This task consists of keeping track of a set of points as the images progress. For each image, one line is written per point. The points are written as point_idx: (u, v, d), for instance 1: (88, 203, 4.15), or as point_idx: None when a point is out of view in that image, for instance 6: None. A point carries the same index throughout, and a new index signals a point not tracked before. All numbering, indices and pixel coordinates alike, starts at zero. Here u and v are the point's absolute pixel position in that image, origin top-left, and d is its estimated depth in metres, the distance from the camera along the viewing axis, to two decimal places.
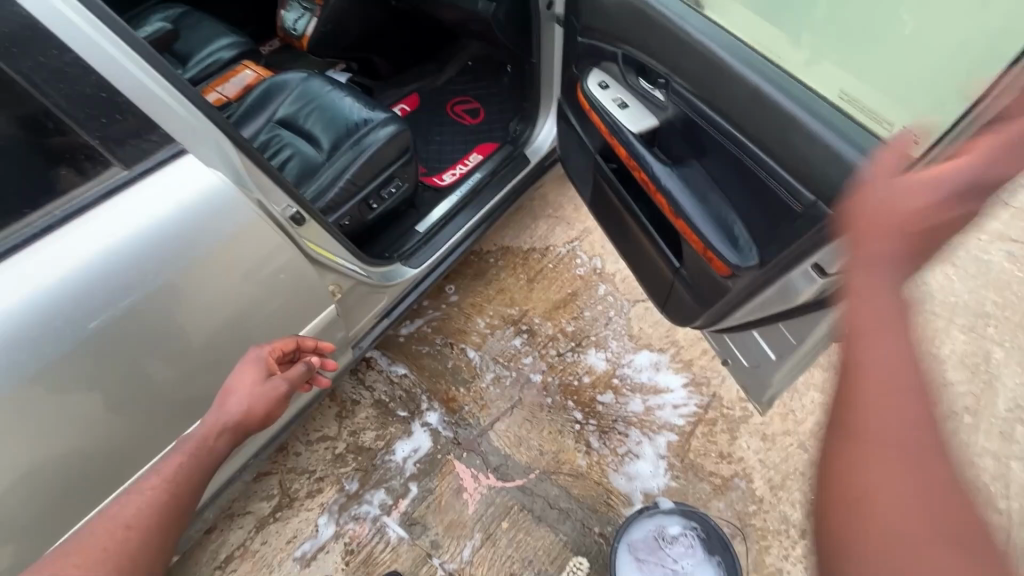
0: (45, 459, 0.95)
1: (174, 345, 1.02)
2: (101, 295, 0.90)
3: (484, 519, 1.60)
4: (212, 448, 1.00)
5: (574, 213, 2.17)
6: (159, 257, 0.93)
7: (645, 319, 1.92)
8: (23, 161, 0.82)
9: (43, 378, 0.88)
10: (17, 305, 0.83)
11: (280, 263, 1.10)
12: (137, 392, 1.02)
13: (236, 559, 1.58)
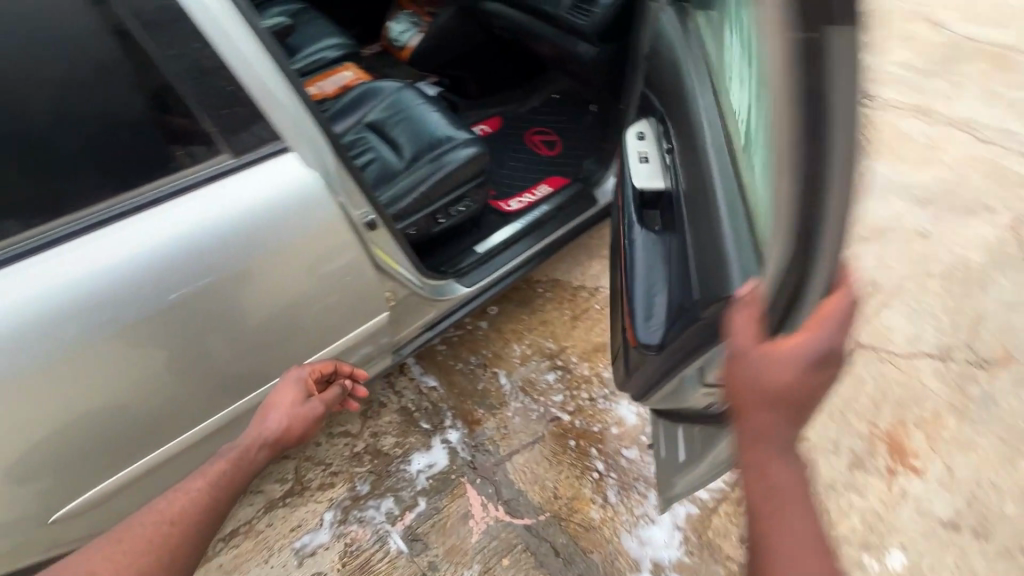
0: (99, 414, 0.99)
1: (236, 326, 1.06)
2: (184, 272, 0.94)
3: (485, 552, 1.57)
4: (252, 460, 1.08)
5: None
6: (242, 244, 0.98)
7: None
8: (144, 135, 0.90)
9: (116, 340, 0.93)
10: (112, 268, 0.89)
11: (347, 262, 1.14)
12: (192, 365, 1.06)
13: (240, 534, 1.61)
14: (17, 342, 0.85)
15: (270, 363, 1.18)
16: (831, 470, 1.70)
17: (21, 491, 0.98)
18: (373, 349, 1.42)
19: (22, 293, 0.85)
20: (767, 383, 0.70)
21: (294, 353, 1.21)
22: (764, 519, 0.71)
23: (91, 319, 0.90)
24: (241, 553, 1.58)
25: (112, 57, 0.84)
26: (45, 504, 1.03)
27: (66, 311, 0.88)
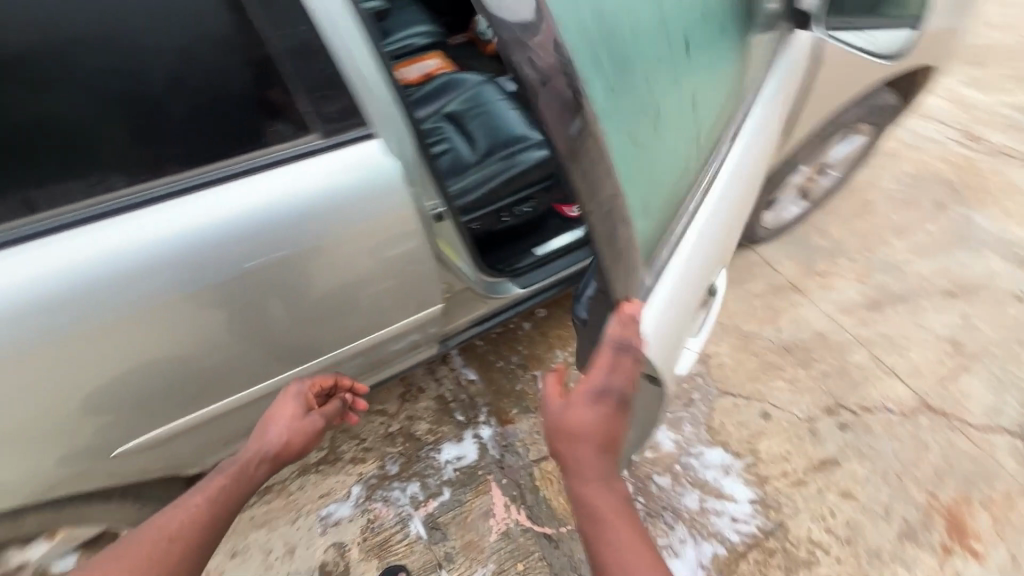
0: (163, 363, 1.05)
1: (296, 298, 1.10)
2: (257, 241, 0.98)
3: (501, 553, 1.56)
4: (252, 475, 1.06)
5: None
6: (316, 221, 1.01)
7: (729, 417, 1.83)
8: (242, 108, 0.93)
9: (188, 297, 0.99)
10: (197, 230, 0.94)
11: (408, 250, 1.15)
12: (252, 329, 1.10)
13: (272, 492, 1.67)
14: (103, 287, 0.91)
15: (324, 338, 1.22)
16: (877, 536, 1.60)
17: (85, 427, 1.04)
18: (420, 335, 1.44)
19: (114, 243, 0.91)
20: (572, 422, 0.85)
21: (346, 330, 1.24)
22: (597, 558, 0.81)
23: (169, 275, 0.95)
24: (271, 510, 1.64)
25: (226, 33, 0.88)
26: (105, 441, 1.09)
27: (149, 264, 0.93)
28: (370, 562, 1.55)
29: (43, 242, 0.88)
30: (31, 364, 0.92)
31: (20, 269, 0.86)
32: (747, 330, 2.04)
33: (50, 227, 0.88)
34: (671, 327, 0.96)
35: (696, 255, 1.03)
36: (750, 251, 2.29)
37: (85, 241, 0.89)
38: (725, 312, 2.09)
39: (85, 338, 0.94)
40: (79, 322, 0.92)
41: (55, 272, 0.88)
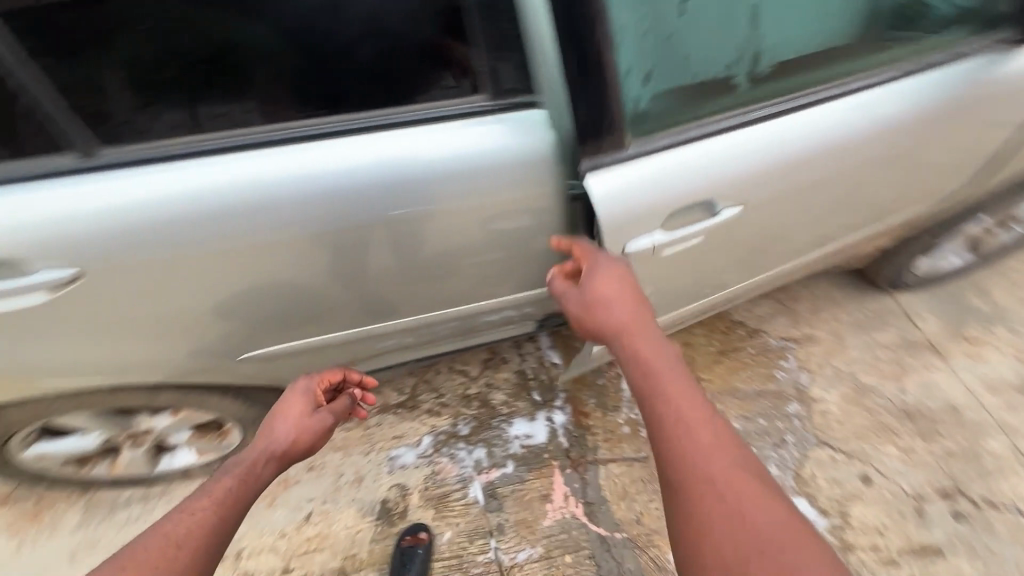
0: (287, 288, 1.12)
1: (414, 251, 1.13)
2: (399, 192, 1.04)
3: (552, 540, 1.56)
4: (259, 475, 0.98)
5: (806, 315, 1.99)
6: (459, 181, 1.05)
7: (823, 470, 1.67)
8: (424, 58, 0.96)
9: (327, 233, 1.05)
10: (355, 169, 1.00)
11: (528, 226, 1.16)
12: (370, 274, 1.15)
13: (353, 421, 1.78)
14: (262, 208, 0.98)
15: (426, 295, 1.25)
16: None
17: (212, 329, 1.13)
18: (512, 313, 1.45)
19: (281, 169, 0.98)
20: (600, 290, 0.98)
21: (446, 292, 1.26)
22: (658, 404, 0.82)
23: (317, 208, 1.01)
24: (347, 437, 1.75)
25: None
26: (219, 345, 1.17)
27: (305, 195, 0.99)
28: (428, 511, 1.61)
29: (227, 158, 0.96)
30: (186, 263, 1.00)
31: (202, 177, 0.95)
32: (865, 383, 1.84)
33: (234, 146, 0.96)
34: (633, 190, 1.05)
35: (681, 157, 1.09)
36: (887, 297, 2.04)
37: (260, 163, 0.97)
38: (843, 357, 1.89)
39: (233, 249, 1.01)
40: (231, 234, 0.99)
41: (226, 186, 0.96)
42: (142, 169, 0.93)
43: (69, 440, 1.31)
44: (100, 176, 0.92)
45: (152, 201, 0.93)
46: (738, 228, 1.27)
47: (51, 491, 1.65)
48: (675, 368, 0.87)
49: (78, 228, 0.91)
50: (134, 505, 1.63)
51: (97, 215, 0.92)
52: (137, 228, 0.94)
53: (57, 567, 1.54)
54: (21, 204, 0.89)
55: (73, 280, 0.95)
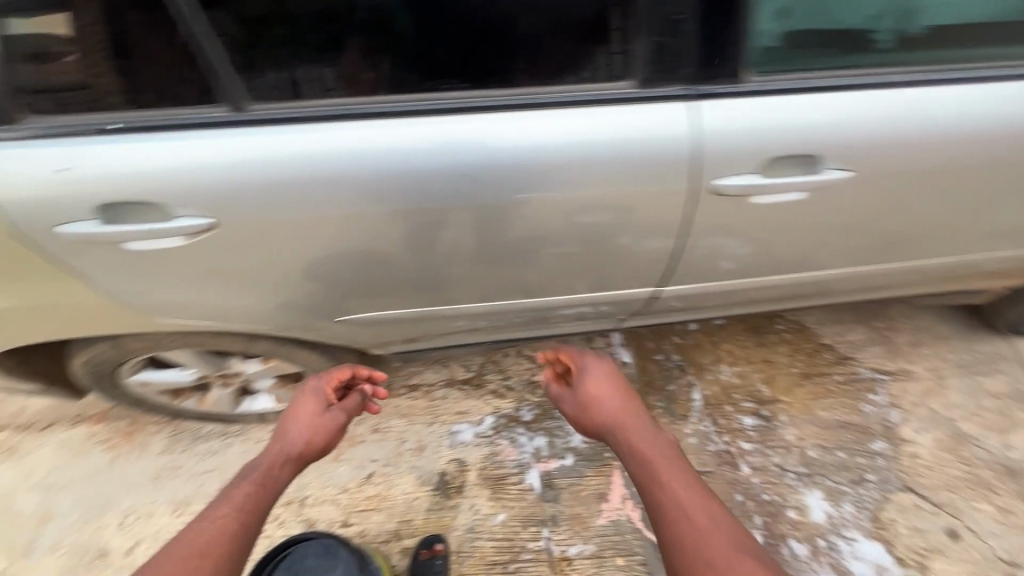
0: (376, 260, 1.12)
1: (512, 237, 1.11)
2: (511, 178, 1.02)
3: (605, 540, 1.54)
4: (276, 479, 0.98)
5: (904, 348, 1.84)
6: (582, 170, 1.02)
7: (905, 517, 1.55)
8: (581, 37, 0.95)
9: (428, 212, 1.04)
10: (482, 147, 0.99)
11: (635, 223, 1.13)
12: (466, 256, 1.14)
13: (419, 391, 1.81)
14: (379, 179, 0.99)
15: (513, 282, 1.23)
16: None
17: (301, 290, 1.15)
18: (613, 310, 1.41)
19: (406, 142, 0.97)
20: (592, 389, 1.05)
21: (520, 282, 1.23)
22: (656, 496, 0.87)
23: (429, 185, 1.00)
24: (413, 405, 1.78)
25: None
26: (296, 306, 1.19)
27: (423, 170, 0.99)
28: (483, 491, 1.62)
29: (359, 125, 0.96)
30: (295, 223, 1.02)
31: (331, 142, 0.96)
32: (964, 431, 1.68)
33: (368, 113, 0.96)
34: (734, 130, 1.02)
35: (799, 101, 1.03)
36: (1001, 340, 1.85)
37: (385, 133, 0.97)
38: (941, 399, 1.74)
39: (346, 215, 1.02)
40: (347, 200, 1.00)
41: (356, 151, 0.97)
42: (280, 128, 0.95)
43: (170, 372, 1.39)
44: (242, 131, 0.94)
45: (283, 160, 0.95)
46: (850, 196, 1.16)
47: (142, 414, 1.78)
48: (667, 456, 0.92)
49: (211, 178, 0.94)
50: (214, 440, 1.74)
51: (229, 167, 0.94)
52: (257, 183, 0.96)
53: (143, 485, 1.67)
54: (167, 150, 0.92)
55: (206, 229, 0.99)
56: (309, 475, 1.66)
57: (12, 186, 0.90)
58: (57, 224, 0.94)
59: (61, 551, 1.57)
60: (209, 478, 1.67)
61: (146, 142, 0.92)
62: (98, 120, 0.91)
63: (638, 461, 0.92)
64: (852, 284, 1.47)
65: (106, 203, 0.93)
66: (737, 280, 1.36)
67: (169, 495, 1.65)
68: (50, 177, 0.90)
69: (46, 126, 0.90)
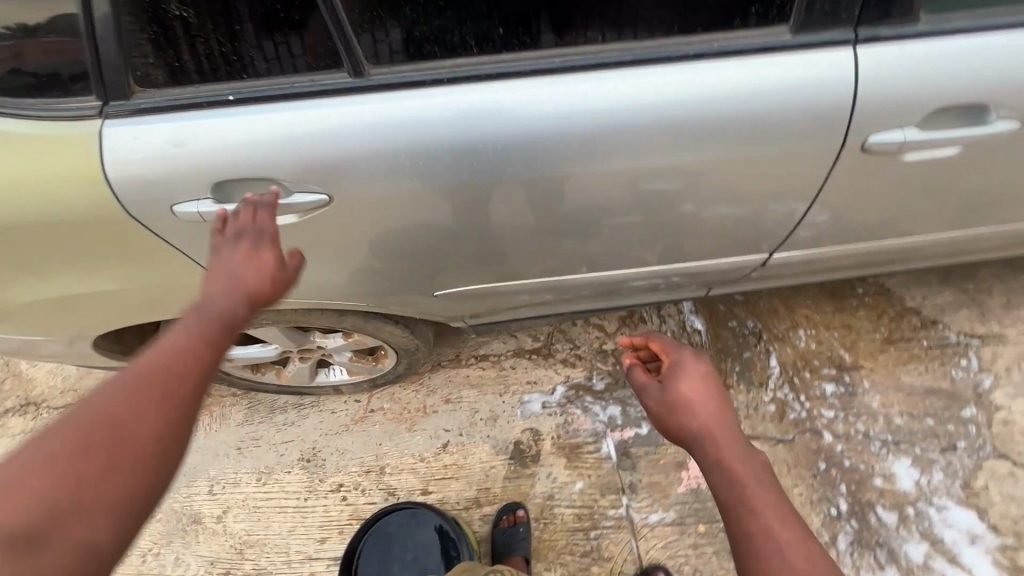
0: (470, 231, 1.07)
1: (612, 202, 1.05)
2: (631, 142, 0.94)
3: (686, 507, 1.54)
4: (184, 346, 0.69)
5: (998, 310, 1.74)
6: (711, 130, 0.95)
7: (1000, 485, 1.51)
8: None
9: (531, 181, 0.98)
10: (608, 107, 0.91)
11: (746, 186, 1.05)
12: (562, 224, 1.08)
13: (488, 361, 1.79)
14: (494, 146, 0.92)
15: (596, 246, 1.16)
16: None
17: (393, 264, 1.11)
18: (690, 281, 1.36)
19: (526, 104, 0.90)
20: (683, 388, 0.84)
21: (601, 250, 1.18)
22: (744, 522, 0.68)
23: (541, 150, 0.93)
24: (483, 376, 1.77)
25: None
26: (381, 281, 1.15)
27: (539, 135, 0.92)
28: (560, 459, 1.62)
29: (482, 87, 0.90)
30: (396, 195, 0.96)
31: (449, 106, 0.90)
32: None
33: (492, 74, 0.90)
34: (899, 78, 0.92)
35: (965, 45, 0.92)
36: None
37: (505, 95, 0.90)
38: None
39: (450, 185, 0.96)
40: (454, 169, 0.94)
41: (474, 117, 0.90)
42: (399, 93, 0.90)
43: (255, 347, 1.41)
44: (359, 98, 0.89)
45: (397, 127, 0.90)
46: (995, 154, 1.06)
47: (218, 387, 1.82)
48: (763, 478, 0.72)
49: (323, 147, 0.89)
50: (290, 411, 1.77)
51: (344, 136, 0.89)
52: (364, 151, 0.91)
53: (227, 455, 1.72)
54: (284, 120, 0.88)
55: (320, 206, 0.95)
56: (386, 445, 1.69)
57: (131, 165, 0.88)
58: (173, 204, 0.92)
59: (158, 517, 1.65)
60: (289, 448, 1.71)
61: (262, 112, 0.88)
62: (214, 90, 0.87)
63: (721, 474, 0.74)
64: (954, 247, 1.36)
65: (222, 179, 0.90)
66: (847, 243, 1.27)
67: (252, 464, 1.70)
68: (168, 154, 0.88)
69: (162, 100, 0.87)
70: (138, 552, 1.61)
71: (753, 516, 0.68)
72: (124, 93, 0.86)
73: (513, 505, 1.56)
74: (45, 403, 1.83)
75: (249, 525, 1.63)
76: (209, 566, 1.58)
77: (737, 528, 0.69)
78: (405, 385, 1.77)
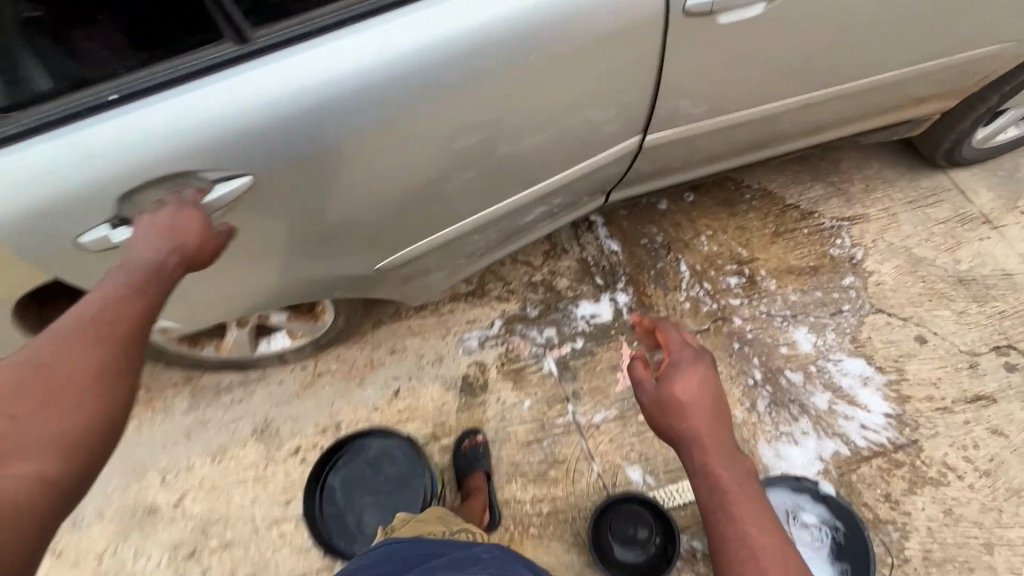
0: (386, 172, 1.12)
1: (506, 115, 1.14)
2: (503, 54, 1.04)
3: (625, 402, 1.68)
4: (120, 302, 0.77)
5: (859, 193, 2.02)
6: (568, 32, 1.07)
7: (879, 334, 1.75)
8: None
9: (426, 108, 1.05)
10: (478, 24, 1.00)
11: (608, 83, 1.20)
12: (468, 149, 1.16)
13: (427, 309, 1.86)
14: (381, 86, 0.99)
15: (505, 166, 1.26)
16: (1021, 476, 1.54)
17: (316, 227, 1.15)
18: (583, 190, 1.53)
19: (407, 35, 0.97)
20: (682, 393, 1.01)
21: (508, 171, 1.29)
22: (725, 512, 0.87)
23: (429, 73, 1.01)
24: (424, 324, 1.84)
25: None
26: (303, 244, 1.19)
27: (426, 61, 0.99)
28: (506, 383, 1.73)
29: (356, 27, 0.96)
30: (303, 154, 1.01)
31: (334, 54, 0.95)
32: (918, 255, 1.88)
33: (360, 14, 0.96)
34: None
35: None
36: (941, 174, 2.03)
37: (383, 31, 0.97)
38: (897, 233, 1.93)
39: (358, 126, 1.01)
40: (357, 110, 0.99)
41: (364, 60, 0.96)
42: (283, 51, 0.94)
43: None
44: (249, 64, 0.93)
45: (294, 84, 0.94)
46: (798, 17, 1.25)
47: (156, 380, 1.78)
48: (744, 487, 0.90)
49: (222, 128, 0.92)
50: (235, 389, 1.77)
51: (237, 111, 0.92)
52: (262, 121, 0.94)
53: (176, 443, 1.70)
54: (177, 108, 0.90)
55: (241, 192, 1.00)
56: (339, 402, 1.73)
57: (28, 198, 0.88)
58: (77, 234, 0.95)
59: (111, 517, 1.61)
60: (241, 424, 1.72)
61: (151, 105, 0.90)
62: (94, 94, 0.88)
63: (710, 478, 0.92)
64: (801, 120, 1.57)
65: (132, 188, 0.92)
66: (712, 124, 1.45)
67: (205, 446, 1.69)
68: (63, 171, 0.88)
69: (35, 120, 0.87)
70: (92, 555, 1.57)
71: (727, 518, 0.87)
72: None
73: (470, 431, 1.64)
74: None
75: (209, 505, 1.62)
76: (173, 551, 1.57)
77: (714, 522, 0.88)
78: (349, 344, 1.81)
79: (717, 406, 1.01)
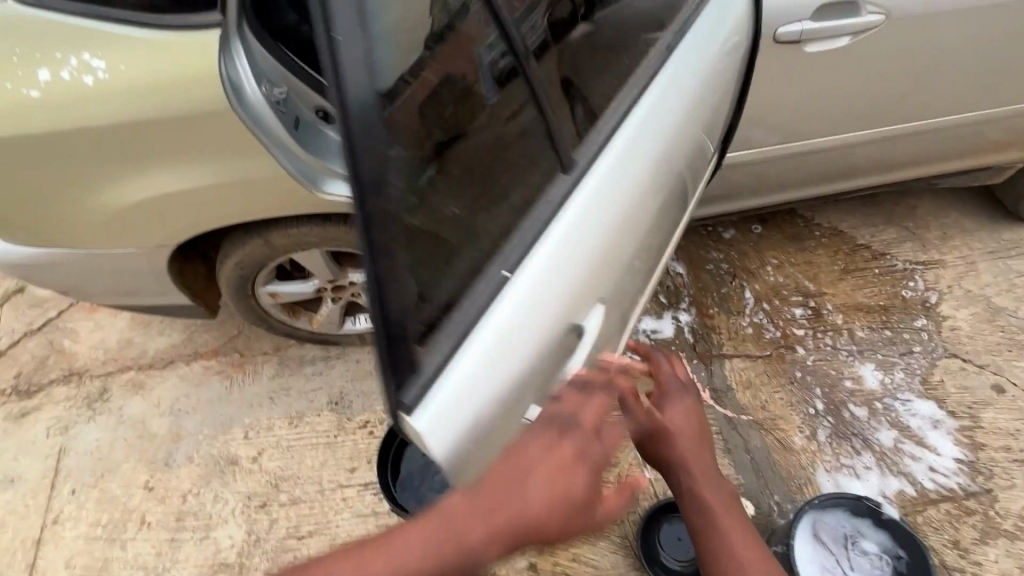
0: (645, 260, 1.08)
1: (688, 182, 1.19)
2: (695, 120, 1.11)
3: None
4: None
5: (935, 239, 2.01)
6: (714, 91, 1.17)
7: (952, 378, 1.71)
8: None
9: (667, 188, 1.07)
10: (686, 105, 1.07)
11: (719, 119, 1.27)
12: (673, 220, 1.18)
13: None
14: (651, 179, 1.00)
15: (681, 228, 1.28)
16: None
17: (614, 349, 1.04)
18: None
19: (657, 127, 1.01)
20: (676, 426, 0.98)
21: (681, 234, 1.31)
22: (720, 529, 0.97)
23: (670, 155, 1.04)
24: None
25: None
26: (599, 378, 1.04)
27: (669, 145, 1.03)
28: None
29: (625, 128, 0.97)
30: (617, 264, 0.94)
31: (628, 161, 0.94)
32: (998, 304, 1.84)
33: (621, 117, 0.98)
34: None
35: None
36: None
37: (646, 130, 0.99)
38: (975, 281, 1.90)
39: (640, 222, 0.99)
40: (642, 206, 0.98)
41: (641, 158, 0.97)
42: (595, 170, 0.91)
43: (296, 283, 1.59)
44: (580, 192, 0.88)
45: (610, 196, 0.90)
46: (874, 52, 1.37)
47: (250, 347, 1.99)
48: (726, 505, 0.99)
49: (583, 252, 0.85)
50: (317, 362, 1.94)
51: (588, 232, 0.86)
52: (602, 231, 0.88)
53: (260, 404, 1.87)
54: (557, 258, 0.81)
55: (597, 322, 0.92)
56: None
57: (464, 430, 0.70)
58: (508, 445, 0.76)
59: (197, 462, 1.78)
60: (318, 394, 1.88)
61: (532, 269, 0.79)
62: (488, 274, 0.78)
63: (696, 505, 0.99)
64: (874, 154, 1.62)
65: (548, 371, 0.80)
66: (779, 146, 1.51)
67: (285, 410, 1.86)
68: (491, 386, 0.72)
69: (448, 337, 0.72)
70: (178, 494, 1.73)
71: (716, 530, 0.97)
72: (414, 355, 0.69)
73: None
74: (87, 371, 1.96)
75: (284, 462, 1.77)
76: (246, 500, 1.71)
77: (703, 528, 0.98)
78: None
79: (700, 433, 1.01)
